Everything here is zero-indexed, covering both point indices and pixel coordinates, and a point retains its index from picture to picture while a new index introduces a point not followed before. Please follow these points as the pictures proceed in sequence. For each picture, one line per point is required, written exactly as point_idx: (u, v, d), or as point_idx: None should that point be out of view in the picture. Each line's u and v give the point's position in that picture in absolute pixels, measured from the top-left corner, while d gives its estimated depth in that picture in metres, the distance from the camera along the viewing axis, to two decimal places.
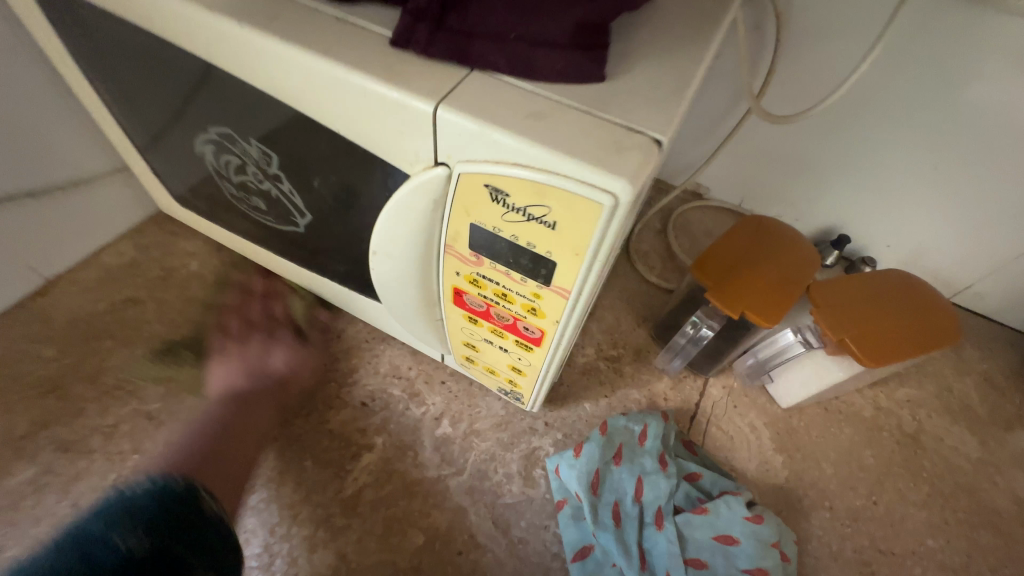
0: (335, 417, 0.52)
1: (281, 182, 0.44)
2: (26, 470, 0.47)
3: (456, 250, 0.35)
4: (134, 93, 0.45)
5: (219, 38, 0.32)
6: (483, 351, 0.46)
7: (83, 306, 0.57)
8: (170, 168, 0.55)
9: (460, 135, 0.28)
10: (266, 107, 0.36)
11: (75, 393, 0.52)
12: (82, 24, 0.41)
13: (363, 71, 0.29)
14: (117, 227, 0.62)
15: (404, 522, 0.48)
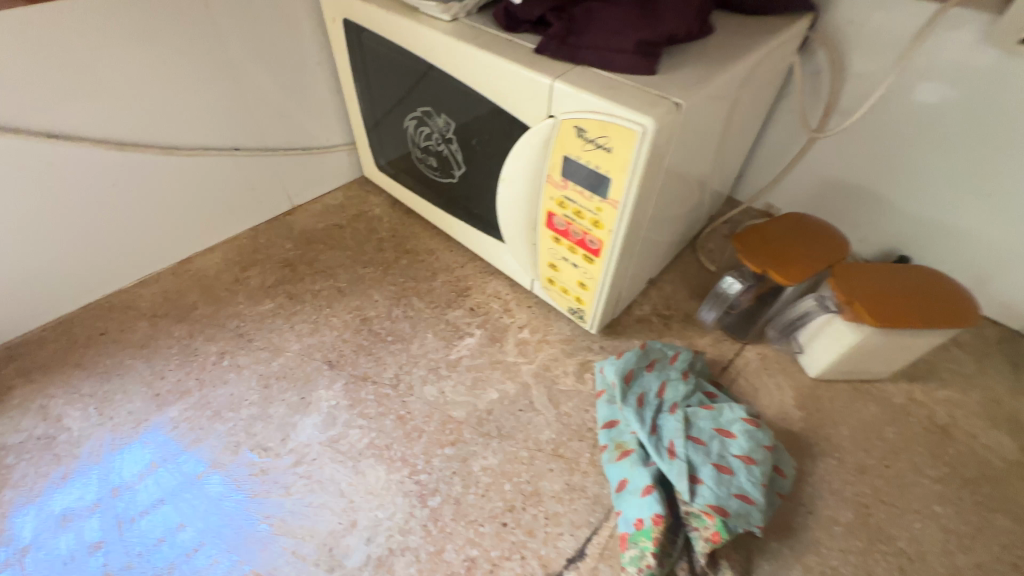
0: (452, 312, 0.75)
1: (451, 144, 0.70)
2: (268, 303, 0.76)
3: (553, 178, 0.56)
4: (378, 88, 0.75)
5: (441, 48, 0.59)
6: (561, 271, 0.66)
7: (311, 223, 0.88)
8: (380, 142, 0.85)
9: (563, 96, 0.50)
10: (455, 90, 0.62)
11: (300, 270, 0.81)
12: (361, 46, 0.72)
13: (517, 63, 0.53)
14: (337, 181, 0.94)
15: (486, 382, 0.67)
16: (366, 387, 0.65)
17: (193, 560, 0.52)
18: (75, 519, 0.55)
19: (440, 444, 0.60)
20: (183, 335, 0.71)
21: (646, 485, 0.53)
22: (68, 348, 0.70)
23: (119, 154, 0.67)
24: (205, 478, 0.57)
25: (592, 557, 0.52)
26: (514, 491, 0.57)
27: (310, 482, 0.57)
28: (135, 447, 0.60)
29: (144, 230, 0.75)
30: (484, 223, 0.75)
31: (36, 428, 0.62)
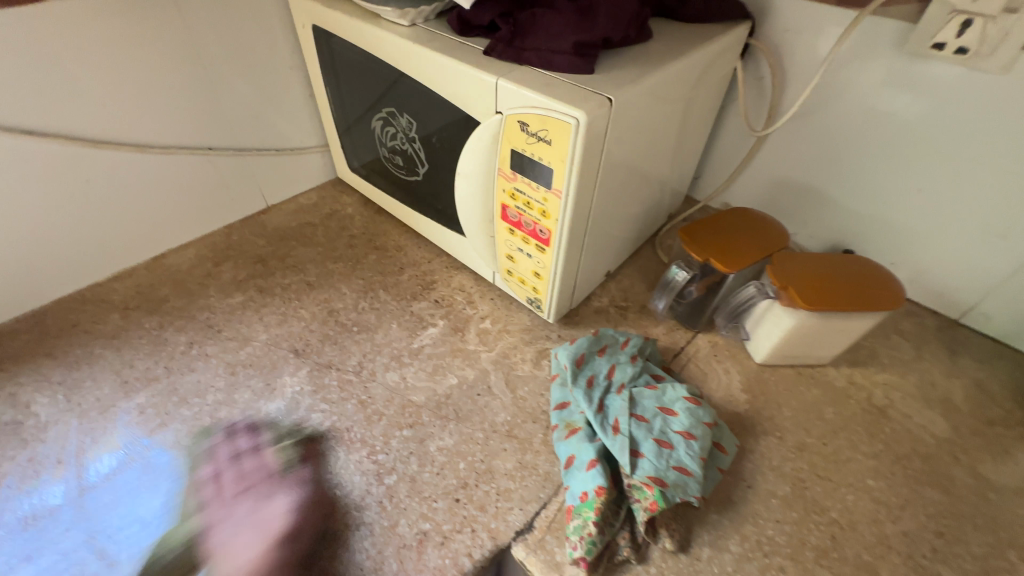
0: (417, 304, 0.78)
1: (414, 142, 0.73)
2: (239, 296, 0.78)
3: (503, 171, 0.60)
4: (346, 91, 0.79)
5: (400, 51, 0.63)
6: (517, 262, 0.69)
7: (285, 222, 0.91)
8: (350, 144, 0.88)
9: (507, 93, 0.54)
10: (414, 91, 0.66)
11: (271, 265, 0.83)
12: (330, 51, 0.76)
13: (467, 63, 0.57)
14: (311, 182, 0.97)
15: (446, 369, 0.69)
16: (330, 374, 0.68)
17: (149, 544, 0.53)
18: (38, 502, 0.56)
19: (399, 426, 0.63)
20: (154, 326, 0.73)
21: (590, 460, 0.55)
22: (40, 339, 0.72)
23: (96, 150, 0.70)
24: (169, 463, 0.59)
25: (540, 529, 0.55)
26: (468, 469, 0.59)
27: (271, 473, 0.58)
28: (102, 433, 0.61)
29: (119, 226, 0.77)
30: (448, 219, 0.78)
31: (4, 414, 0.63)
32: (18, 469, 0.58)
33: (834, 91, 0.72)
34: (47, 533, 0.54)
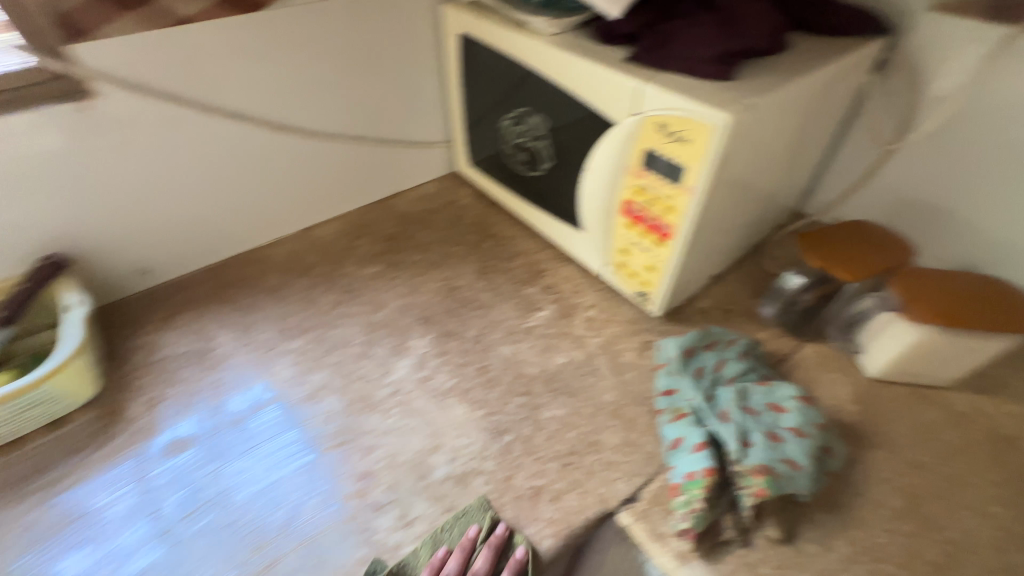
0: (529, 289, 0.85)
1: (542, 140, 0.80)
2: (373, 268, 0.89)
3: (633, 168, 0.65)
4: (481, 91, 0.88)
5: (545, 56, 0.70)
6: (631, 255, 0.74)
7: (411, 208, 1.02)
8: (475, 140, 0.97)
9: (650, 95, 0.58)
10: (551, 93, 0.73)
11: (400, 243, 0.94)
12: (472, 56, 0.85)
13: (611, 68, 0.62)
14: (433, 173, 1.08)
15: (556, 349, 0.75)
16: (452, 341, 0.76)
17: (270, 487, 0.60)
18: (189, 431, 0.66)
19: (514, 394, 0.69)
20: (306, 286, 0.85)
21: (698, 443, 0.58)
22: (218, 286, 0.85)
23: (278, 134, 0.83)
24: (313, 402, 0.69)
25: (644, 501, 0.58)
26: (576, 438, 0.64)
27: (403, 421, 0.66)
28: (245, 381, 0.71)
29: (282, 198, 0.90)
30: (564, 212, 0.84)
31: (193, 343, 0.77)
32: (206, 389, 0.70)
33: (976, 109, 0.70)
34: (193, 458, 0.63)
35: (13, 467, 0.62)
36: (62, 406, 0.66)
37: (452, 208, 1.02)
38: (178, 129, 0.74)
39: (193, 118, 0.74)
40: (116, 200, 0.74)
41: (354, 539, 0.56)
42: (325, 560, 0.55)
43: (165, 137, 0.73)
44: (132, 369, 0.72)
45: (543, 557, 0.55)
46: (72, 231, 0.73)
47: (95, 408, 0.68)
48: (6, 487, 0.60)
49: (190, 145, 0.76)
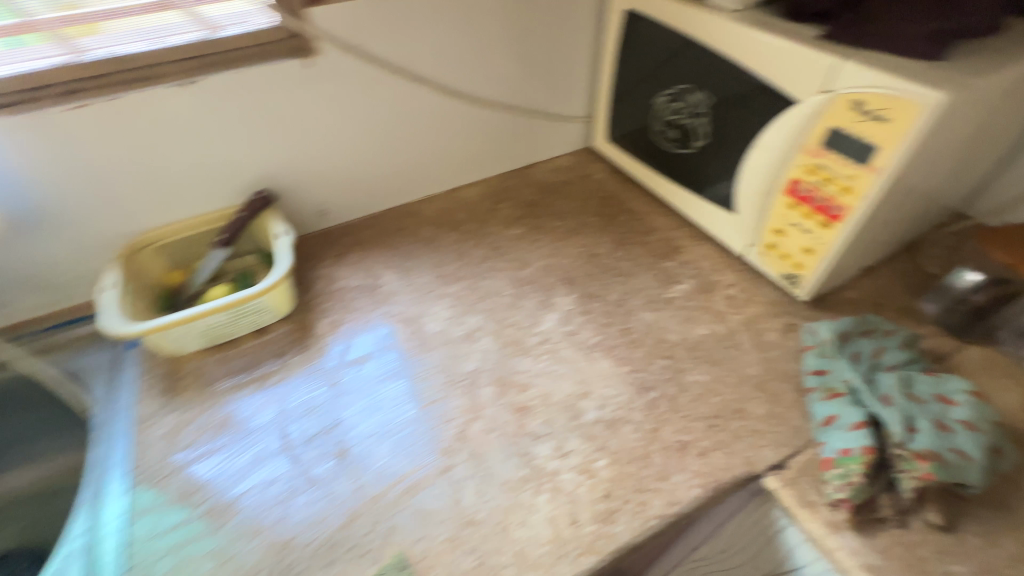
0: (667, 263, 0.87)
1: (700, 118, 0.81)
2: (516, 229, 0.95)
3: (810, 147, 0.65)
4: (637, 68, 0.90)
5: (724, 33, 0.71)
6: (786, 236, 0.74)
7: (548, 178, 1.07)
8: (619, 117, 1.00)
9: (848, 73, 0.59)
10: (722, 70, 0.73)
11: (539, 210, 0.99)
12: (635, 33, 0.87)
13: (802, 45, 0.62)
14: (569, 147, 1.12)
15: (697, 321, 0.77)
16: (595, 303, 0.81)
17: (384, 431, 0.65)
18: (313, 372, 0.72)
19: (658, 356, 0.73)
20: (457, 240, 0.93)
21: (856, 422, 0.59)
22: (380, 233, 0.95)
23: (448, 99, 0.90)
24: (468, 343, 0.75)
25: (792, 470, 0.60)
26: (721, 404, 0.67)
27: (554, 367, 0.72)
28: (363, 334, 0.77)
29: (438, 159, 0.98)
30: (711, 191, 0.85)
31: (362, 278, 0.86)
32: (343, 332, 0.78)
33: None
34: (319, 394, 0.70)
35: (232, 362, 0.74)
36: (267, 317, 0.77)
37: (587, 182, 1.06)
38: (374, 88, 0.82)
39: (385, 78, 0.83)
40: (315, 147, 0.84)
41: (515, 460, 0.62)
42: (493, 473, 0.61)
43: (362, 95, 0.82)
44: (317, 295, 0.83)
45: (692, 504, 0.58)
46: (279, 172, 0.84)
47: (290, 323, 0.79)
48: (229, 375, 0.73)
49: (379, 103, 0.85)
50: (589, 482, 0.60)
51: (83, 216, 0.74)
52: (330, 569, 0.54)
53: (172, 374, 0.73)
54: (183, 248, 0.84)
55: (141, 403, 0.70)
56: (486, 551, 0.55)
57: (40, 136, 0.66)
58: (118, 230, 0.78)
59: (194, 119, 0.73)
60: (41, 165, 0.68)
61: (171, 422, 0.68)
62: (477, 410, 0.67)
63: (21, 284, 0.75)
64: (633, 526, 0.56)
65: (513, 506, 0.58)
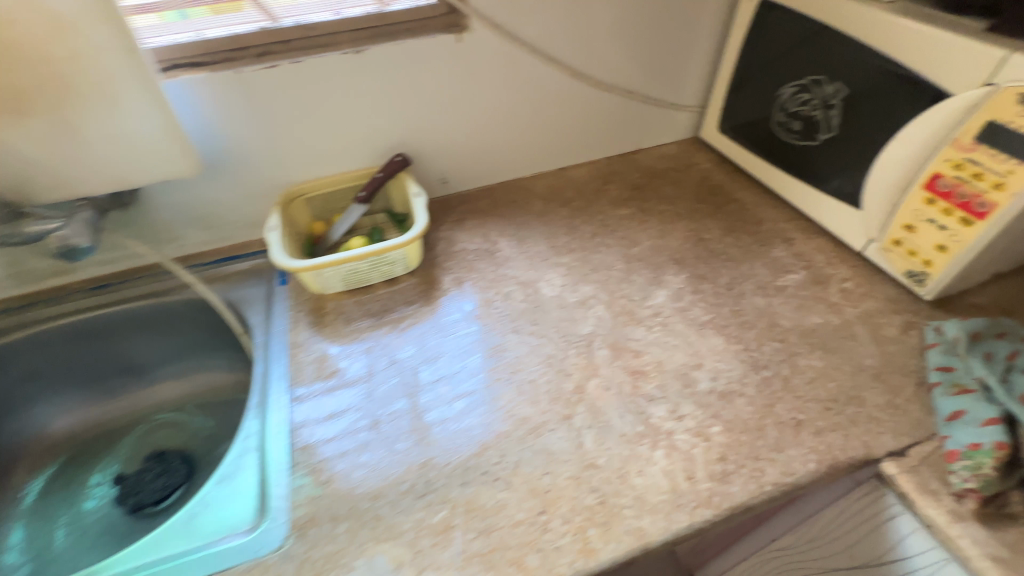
0: (778, 253, 0.88)
1: (832, 110, 0.81)
2: (624, 210, 0.98)
3: (960, 142, 0.65)
4: (764, 58, 0.91)
5: (874, 24, 0.71)
6: (917, 233, 0.73)
7: (654, 165, 1.10)
8: (734, 107, 1.01)
9: (1018, 67, 0.59)
10: (866, 61, 0.74)
11: (647, 193, 1.02)
12: (766, 23, 0.88)
13: (966, 37, 0.62)
14: (675, 135, 1.14)
15: (811, 310, 0.78)
16: (705, 284, 0.83)
17: (474, 402, 0.69)
18: (405, 339, 0.78)
19: (771, 338, 0.74)
20: (568, 215, 0.98)
21: (988, 418, 0.59)
22: (494, 203, 1.01)
23: (573, 80, 0.95)
24: (583, 309, 0.80)
25: (912, 459, 0.61)
26: (837, 389, 0.68)
27: (667, 339, 0.75)
28: (447, 309, 0.81)
29: (553, 137, 1.02)
30: (833, 185, 0.85)
31: (480, 242, 0.93)
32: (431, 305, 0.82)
33: None
34: (410, 360, 0.75)
35: (367, 305, 0.83)
36: (399, 269, 0.85)
37: (693, 170, 1.08)
38: (509, 65, 0.88)
39: (520, 56, 0.88)
40: (449, 117, 0.91)
41: (631, 417, 0.66)
42: (612, 425, 0.65)
43: (498, 71, 0.89)
44: (440, 254, 0.91)
45: (808, 476, 0.60)
46: (415, 138, 0.92)
47: (417, 276, 0.87)
48: (366, 316, 0.81)
49: (511, 79, 0.91)
50: (704, 444, 0.63)
51: (252, 166, 0.84)
52: (466, 487, 0.60)
53: (318, 310, 0.82)
54: (326, 202, 0.93)
55: (294, 330, 0.79)
56: (607, 492, 0.59)
57: (235, 92, 0.76)
58: (278, 180, 0.88)
59: (345, 86, 0.81)
60: (230, 118, 0.78)
61: (320, 349, 0.77)
62: (593, 369, 0.72)
63: (195, 222, 0.87)
64: (749, 488, 0.59)
65: (632, 456, 0.62)
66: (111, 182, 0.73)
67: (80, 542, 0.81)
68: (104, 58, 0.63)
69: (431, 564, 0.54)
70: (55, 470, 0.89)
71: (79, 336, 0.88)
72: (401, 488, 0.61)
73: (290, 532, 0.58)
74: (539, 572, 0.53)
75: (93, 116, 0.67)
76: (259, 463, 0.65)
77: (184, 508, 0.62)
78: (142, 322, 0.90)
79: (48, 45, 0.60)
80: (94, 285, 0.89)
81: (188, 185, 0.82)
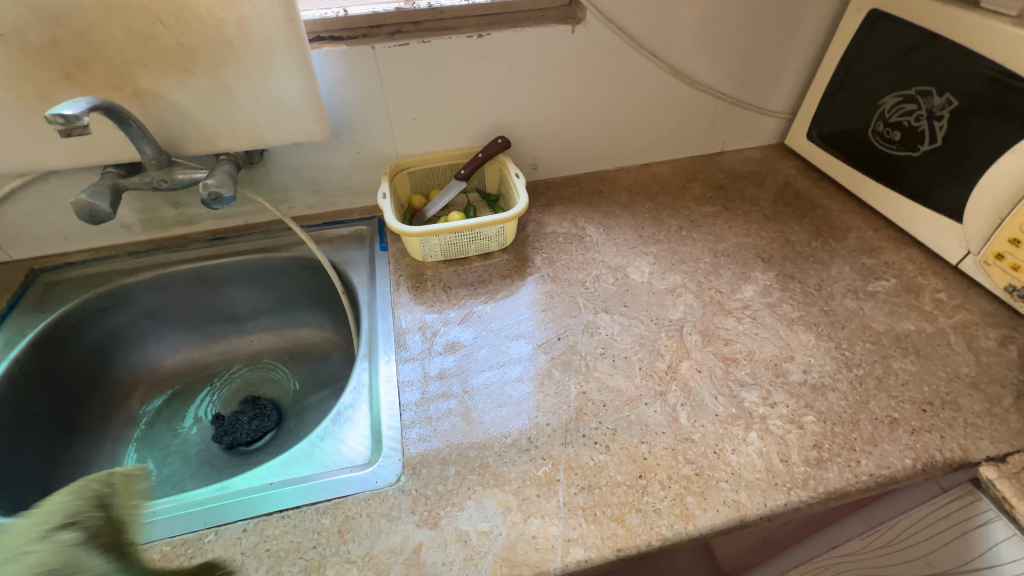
0: (867, 260, 0.89)
1: (938, 121, 0.81)
2: (708, 207, 1.00)
3: None
4: (867, 67, 0.91)
5: (994, 38, 0.72)
6: (1023, 247, 0.72)
7: (737, 167, 1.11)
8: (826, 116, 1.02)
9: None
10: (982, 74, 0.74)
11: (730, 193, 1.04)
12: (872, 33, 0.89)
13: None
14: (759, 140, 1.15)
15: (903, 316, 0.79)
16: (793, 283, 0.85)
17: (558, 381, 0.71)
18: (480, 316, 0.81)
19: (862, 339, 0.76)
20: (653, 209, 1.00)
21: None
22: (580, 192, 1.05)
23: (671, 78, 0.98)
24: (670, 296, 0.83)
25: (1012, 465, 0.62)
26: (933, 393, 0.69)
27: (756, 330, 0.77)
28: (521, 292, 0.84)
29: (642, 133, 1.06)
30: (932, 196, 0.85)
31: (568, 227, 0.96)
32: (506, 287, 0.85)
33: None
34: (487, 336, 0.78)
35: (464, 275, 0.87)
36: (494, 245, 0.90)
37: (776, 175, 1.09)
38: (614, 59, 0.92)
39: (626, 50, 0.92)
40: (550, 105, 0.95)
41: (724, 399, 0.68)
42: (705, 405, 0.68)
43: (604, 63, 0.92)
44: (530, 234, 0.95)
45: (905, 470, 0.61)
46: (515, 123, 0.96)
47: (510, 253, 0.91)
48: (462, 285, 0.86)
49: (614, 73, 0.94)
50: (798, 431, 0.65)
51: (368, 137, 0.90)
52: (566, 447, 0.64)
53: (417, 275, 0.88)
54: (426, 177, 0.98)
55: (396, 291, 0.85)
56: (703, 465, 0.62)
57: (365, 67, 0.82)
58: (387, 153, 0.93)
59: (462, 68, 0.86)
60: (357, 90, 0.84)
61: (417, 313, 0.82)
62: (685, 352, 0.74)
63: (307, 185, 0.94)
64: (844, 476, 0.60)
65: (727, 435, 0.64)
66: (249, 140, 0.80)
67: (184, 469, 0.87)
68: (264, 24, 0.69)
69: (537, 512, 0.58)
70: (161, 403, 0.97)
71: (194, 282, 0.95)
72: (506, 442, 0.65)
73: (404, 470, 0.62)
74: (640, 529, 0.56)
75: (245, 77, 0.74)
76: (370, 408, 0.70)
77: (305, 439, 0.67)
78: (250, 274, 0.97)
79: (221, 8, 0.67)
80: (212, 237, 0.97)
81: (308, 149, 0.89)
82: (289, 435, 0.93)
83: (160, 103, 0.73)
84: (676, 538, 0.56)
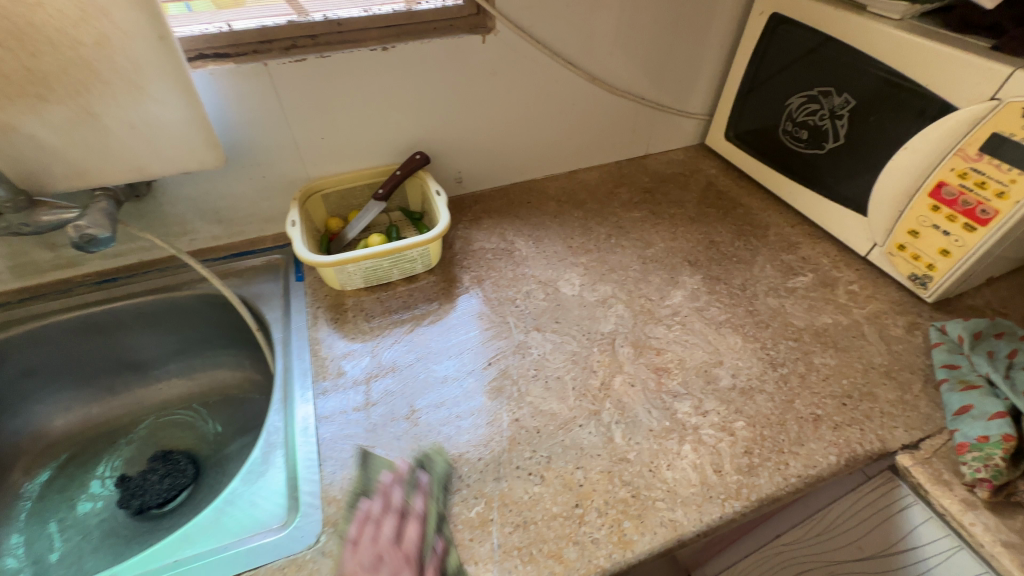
0: (787, 256, 0.92)
1: (839, 120, 0.84)
2: (636, 212, 1.01)
3: (965, 152, 0.69)
4: (773, 69, 0.94)
5: (883, 41, 0.75)
6: (921, 237, 0.77)
7: (662, 169, 1.12)
8: (740, 117, 1.04)
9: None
10: (875, 75, 0.77)
11: (657, 196, 1.05)
12: (775, 35, 0.91)
13: (973, 53, 0.66)
14: (681, 142, 1.17)
15: (821, 310, 0.82)
16: (719, 284, 0.86)
17: (491, 410, 0.68)
18: (414, 342, 0.77)
19: (786, 337, 0.77)
20: (582, 217, 0.99)
21: (996, 412, 0.62)
22: (508, 204, 1.02)
23: (589, 84, 0.97)
24: (601, 307, 0.81)
25: (925, 451, 0.64)
26: (851, 386, 0.71)
27: (686, 337, 0.77)
28: (456, 312, 0.81)
29: (566, 140, 1.04)
30: (839, 191, 0.89)
31: (497, 241, 0.93)
32: (440, 311, 0.81)
33: None
34: (422, 362, 0.74)
35: (389, 301, 0.83)
36: (419, 266, 0.85)
37: (699, 175, 1.11)
38: (529, 67, 0.90)
39: (542, 58, 0.90)
40: (469, 117, 0.92)
41: (658, 412, 0.68)
42: (639, 421, 0.67)
43: (520, 72, 0.90)
44: (458, 252, 0.91)
45: (831, 468, 0.62)
46: (434, 137, 0.92)
47: (437, 274, 0.87)
48: (386, 313, 0.81)
49: (531, 82, 0.92)
50: (729, 438, 0.65)
51: (271, 161, 0.83)
52: (499, 482, 0.61)
53: (337, 306, 0.82)
54: (342, 198, 0.92)
55: (314, 326, 0.79)
56: (639, 485, 0.60)
57: (259, 85, 0.75)
58: (296, 176, 0.87)
59: (369, 82, 0.81)
60: (252, 111, 0.77)
61: (341, 345, 0.76)
62: (618, 366, 0.73)
63: (208, 215, 0.86)
64: (775, 480, 0.61)
65: (661, 450, 0.63)
66: (128, 171, 0.71)
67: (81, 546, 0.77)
68: (130, 43, 0.62)
69: (470, 558, 0.54)
70: (49, 475, 0.86)
71: (82, 330, 0.84)
72: (436, 484, 0.61)
73: (325, 528, 0.57)
74: (578, 564, 0.54)
75: (114, 102, 0.65)
76: (286, 460, 0.65)
77: (209, 506, 0.60)
78: (150, 317, 0.87)
79: (74, 27, 0.58)
80: (100, 278, 0.86)
81: (204, 177, 0.81)
82: (208, 490, 0.84)
83: (11, 135, 0.63)
84: (615, 567, 0.54)
